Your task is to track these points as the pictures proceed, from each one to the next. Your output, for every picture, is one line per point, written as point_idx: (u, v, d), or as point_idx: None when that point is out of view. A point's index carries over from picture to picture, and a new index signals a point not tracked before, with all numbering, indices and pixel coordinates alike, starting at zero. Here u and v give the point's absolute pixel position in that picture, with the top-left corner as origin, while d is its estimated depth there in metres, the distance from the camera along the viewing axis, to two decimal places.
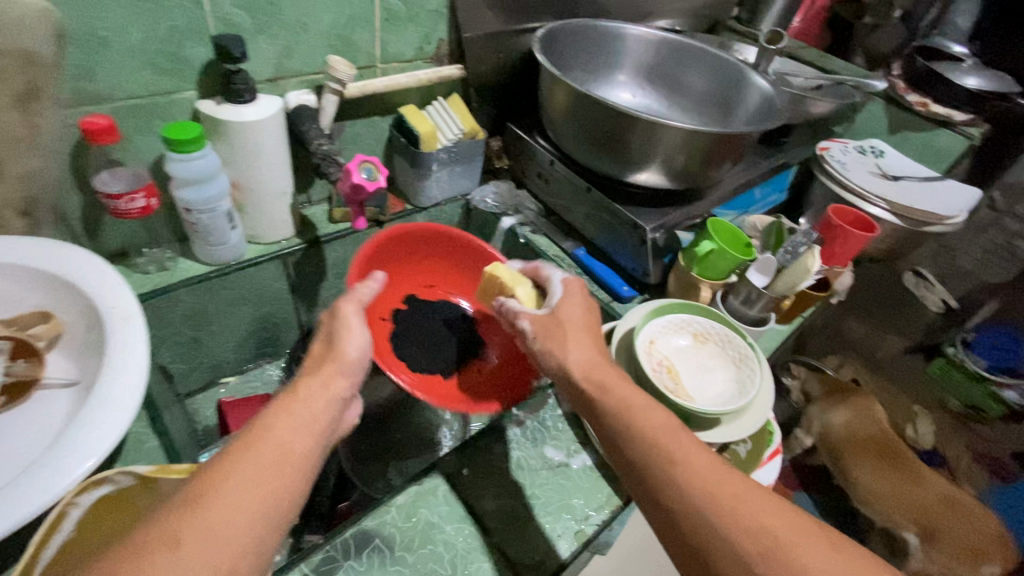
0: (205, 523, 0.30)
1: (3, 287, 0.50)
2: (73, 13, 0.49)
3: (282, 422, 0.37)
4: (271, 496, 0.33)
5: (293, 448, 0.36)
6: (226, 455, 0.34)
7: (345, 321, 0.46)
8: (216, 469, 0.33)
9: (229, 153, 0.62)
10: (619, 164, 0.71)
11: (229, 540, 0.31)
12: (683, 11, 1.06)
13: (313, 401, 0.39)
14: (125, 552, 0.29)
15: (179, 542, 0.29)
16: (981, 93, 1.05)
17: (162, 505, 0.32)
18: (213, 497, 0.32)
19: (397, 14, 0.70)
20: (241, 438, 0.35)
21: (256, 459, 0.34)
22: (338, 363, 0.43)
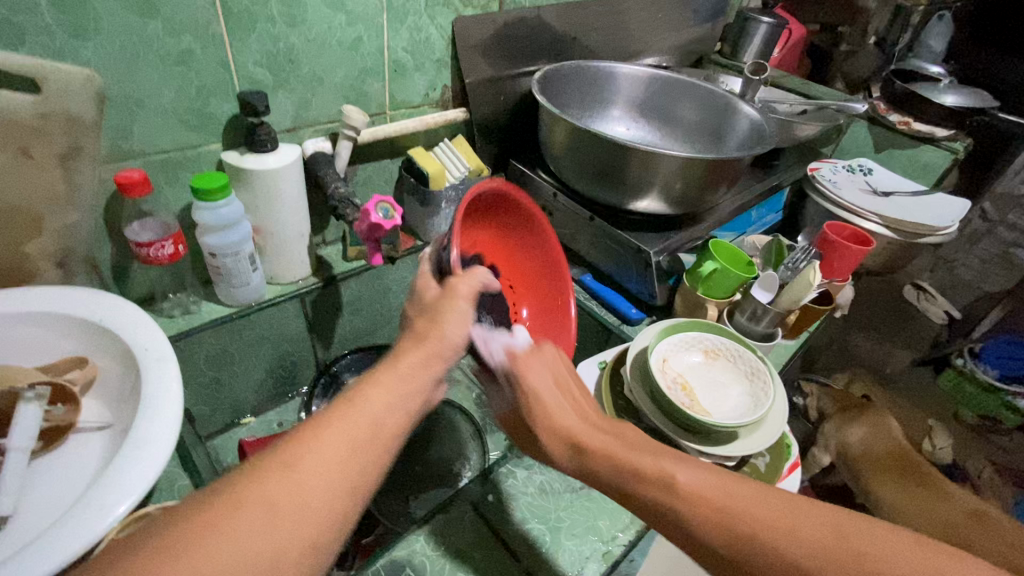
0: (297, 488, 0.31)
1: (42, 336, 0.52)
2: (113, 79, 0.53)
3: (375, 393, 0.39)
4: (360, 474, 0.34)
5: (386, 421, 0.38)
6: (321, 422, 0.35)
7: (456, 293, 0.48)
8: (311, 438, 0.34)
9: (251, 200, 0.65)
10: (620, 193, 0.75)
11: (320, 507, 0.32)
12: (669, 48, 1.13)
13: (414, 373, 0.42)
14: (220, 507, 0.29)
15: (273, 502, 0.30)
16: (958, 109, 1.10)
17: (255, 458, 0.33)
18: (306, 463, 0.33)
19: (404, 65, 0.75)
20: (336, 409, 0.37)
21: (350, 428, 0.36)
22: (441, 340, 0.45)
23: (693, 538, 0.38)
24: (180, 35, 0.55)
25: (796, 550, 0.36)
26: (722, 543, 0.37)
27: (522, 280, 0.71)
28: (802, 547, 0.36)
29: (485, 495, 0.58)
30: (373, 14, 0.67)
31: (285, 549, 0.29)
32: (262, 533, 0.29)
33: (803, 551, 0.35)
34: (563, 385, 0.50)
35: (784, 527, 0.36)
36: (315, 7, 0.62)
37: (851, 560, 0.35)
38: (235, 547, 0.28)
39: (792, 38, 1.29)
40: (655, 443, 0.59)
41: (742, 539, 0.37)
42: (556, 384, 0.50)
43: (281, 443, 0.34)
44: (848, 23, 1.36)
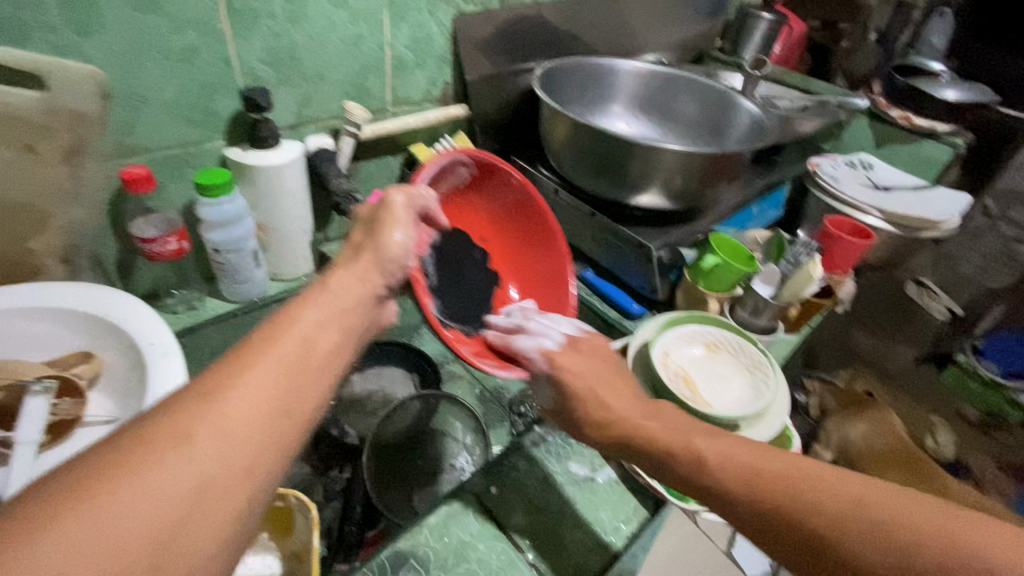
0: (221, 417, 0.28)
1: (48, 331, 0.53)
2: (118, 75, 0.54)
3: (305, 315, 0.36)
4: (291, 395, 0.31)
5: (316, 341, 0.35)
6: (243, 347, 0.32)
7: (393, 209, 0.50)
8: (231, 363, 0.31)
9: (254, 196, 0.65)
10: (620, 188, 0.75)
11: (249, 432, 0.29)
12: (669, 44, 1.13)
13: (342, 298, 0.40)
14: (130, 445, 0.26)
15: (194, 432, 0.27)
16: (959, 104, 1.11)
17: (170, 393, 0.29)
18: (229, 389, 0.29)
19: (406, 62, 0.75)
20: (260, 332, 0.34)
21: (280, 351, 0.33)
22: (377, 252, 0.47)
23: (730, 509, 0.41)
24: (184, 32, 0.55)
25: (820, 518, 0.37)
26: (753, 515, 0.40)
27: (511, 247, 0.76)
28: (826, 517, 0.37)
29: (488, 486, 0.58)
30: (374, 10, 0.67)
31: (211, 475, 0.27)
32: (183, 463, 0.26)
33: (823, 519, 0.37)
34: (610, 383, 0.51)
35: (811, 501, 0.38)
36: (316, 4, 0.62)
37: (876, 524, 0.36)
38: (150, 484, 0.25)
39: (792, 35, 1.30)
40: None
41: (767, 503, 0.39)
42: (603, 381, 0.51)
43: (200, 372, 0.30)
44: (849, 19, 1.32)
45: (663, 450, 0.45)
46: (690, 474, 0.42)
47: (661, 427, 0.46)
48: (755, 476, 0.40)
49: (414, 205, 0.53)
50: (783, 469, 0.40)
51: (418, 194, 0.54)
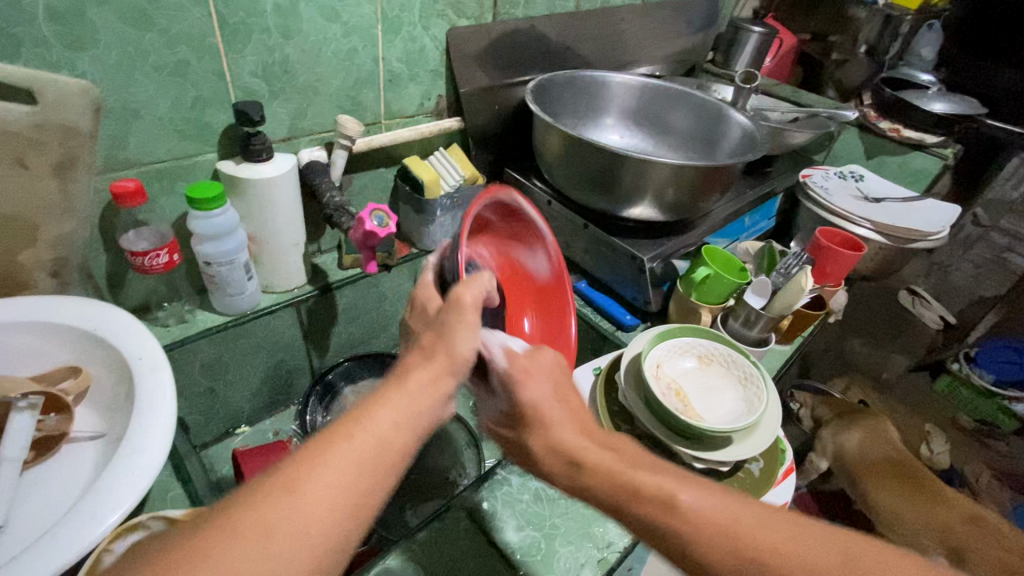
0: (297, 513, 0.30)
1: (36, 346, 0.52)
2: (110, 89, 0.54)
3: (384, 411, 0.36)
4: (364, 495, 0.32)
5: (395, 440, 0.35)
6: (330, 434, 0.34)
7: (456, 298, 0.42)
8: (315, 454, 0.32)
9: (247, 209, 0.65)
10: (613, 201, 0.75)
11: (320, 531, 0.30)
12: (662, 58, 1.14)
13: (425, 392, 0.38)
14: (216, 533, 0.28)
15: (274, 526, 0.29)
16: (948, 117, 1.11)
17: (259, 478, 0.31)
18: (306, 484, 0.31)
19: (399, 76, 0.75)
20: (347, 420, 0.35)
21: (357, 449, 0.33)
22: (449, 352, 0.40)
23: (694, 555, 0.37)
24: (177, 46, 0.56)
25: (798, 573, 0.35)
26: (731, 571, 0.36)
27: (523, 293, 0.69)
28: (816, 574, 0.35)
29: (480, 501, 0.58)
30: (367, 25, 0.68)
31: None
32: (256, 564, 0.28)
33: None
34: (563, 394, 0.47)
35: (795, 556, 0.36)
36: (310, 19, 0.63)
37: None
38: None
39: (783, 47, 1.32)
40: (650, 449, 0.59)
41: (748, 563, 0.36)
42: (558, 392, 0.47)
43: (286, 459, 0.32)
44: (840, 32, 1.36)
45: (628, 490, 0.39)
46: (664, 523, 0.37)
47: (618, 457, 0.41)
48: (740, 531, 0.37)
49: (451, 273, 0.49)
50: (765, 521, 0.37)
51: (453, 266, 0.49)
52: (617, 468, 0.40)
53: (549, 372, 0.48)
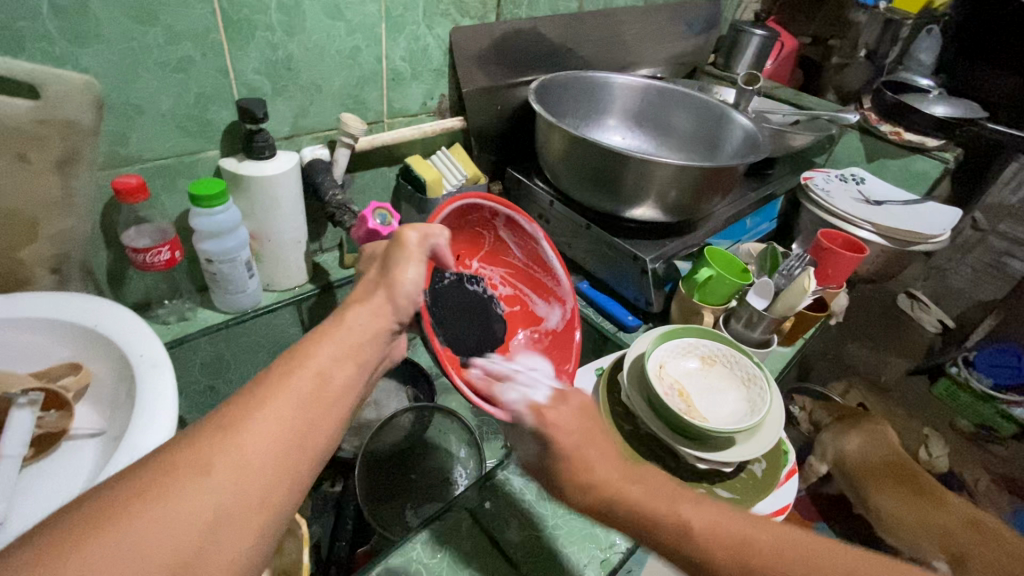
0: (240, 449, 0.30)
1: (35, 341, 0.52)
2: (112, 85, 0.54)
3: (321, 348, 0.37)
4: (307, 429, 0.33)
5: (332, 377, 0.36)
6: (266, 375, 0.34)
7: (408, 249, 0.48)
8: (251, 395, 0.32)
9: (249, 206, 0.65)
10: (616, 201, 0.75)
11: (264, 463, 0.30)
12: (663, 59, 1.15)
13: (359, 328, 0.40)
14: (158, 472, 0.28)
15: (217, 459, 0.29)
16: (949, 120, 1.12)
17: (195, 421, 0.31)
18: (247, 421, 0.31)
19: (402, 74, 0.75)
20: (284, 362, 0.35)
21: (296, 388, 0.34)
22: (389, 292, 0.45)
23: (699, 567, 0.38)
24: (181, 43, 0.55)
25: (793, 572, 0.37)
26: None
27: (528, 287, 0.69)
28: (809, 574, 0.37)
29: (482, 502, 0.58)
30: (371, 24, 0.68)
31: (229, 507, 0.28)
32: (204, 495, 0.27)
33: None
34: (592, 433, 0.45)
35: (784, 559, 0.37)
36: (314, 17, 0.63)
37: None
38: (175, 510, 0.26)
39: (784, 50, 1.32)
40: (653, 449, 0.59)
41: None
42: (587, 434, 0.45)
43: (225, 402, 0.32)
44: (840, 36, 1.37)
45: (643, 517, 0.40)
46: (678, 548, 0.39)
47: (641, 489, 0.42)
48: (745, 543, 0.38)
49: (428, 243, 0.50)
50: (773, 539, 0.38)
51: (435, 232, 0.51)
52: (624, 489, 0.41)
53: (578, 421, 0.46)
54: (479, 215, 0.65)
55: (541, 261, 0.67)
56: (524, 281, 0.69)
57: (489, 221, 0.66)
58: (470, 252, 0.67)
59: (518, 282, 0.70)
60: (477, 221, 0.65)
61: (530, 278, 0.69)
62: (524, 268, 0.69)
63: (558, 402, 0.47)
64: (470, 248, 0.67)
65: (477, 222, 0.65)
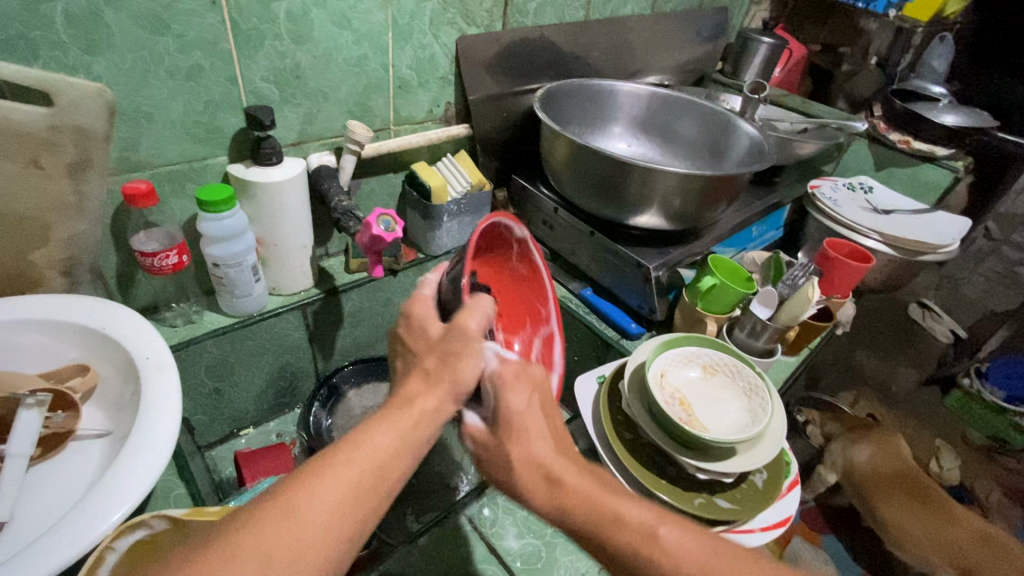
0: (297, 538, 0.31)
1: (44, 343, 0.53)
2: (123, 93, 0.55)
3: (382, 435, 0.37)
4: (360, 518, 0.34)
5: (392, 467, 0.36)
6: (330, 460, 0.35)
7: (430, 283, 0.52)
8: (313, 481, 0.33)
9: (255, 212, 0.66)
10: (620, 209, 0.75)
11: (317, 557, 0.31)
12: (670, 67, 1.15)
13: (424, 416, 0.40)
14: (217, 557, 0.28)
15: (275, 548, 0.30)
16: (960, 129, 1.07)
17: (260, 500, 0.32)
18: (309, 509, 0.32)
19: (409, 82, 0.76)
20: (348, 446, 0.36)
21: (355, 477, 0.34)
22: (457, 380, 0.43)
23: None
24: (191, 52, 0.57)
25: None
26: None
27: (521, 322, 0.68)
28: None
29: (480, 508, 0.58)
30: (378, 32, 0.69)
31: None
32: None
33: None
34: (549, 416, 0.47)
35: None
36: (321, 26, 0.64)
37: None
38: None
39: (793, 58, 1.32)
40: (652, 458, 0.59)
41: None
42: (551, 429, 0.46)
43: (290, 484, 0.33)
44: (849, 44, 1.36)
45: (609, 520, 0.40)
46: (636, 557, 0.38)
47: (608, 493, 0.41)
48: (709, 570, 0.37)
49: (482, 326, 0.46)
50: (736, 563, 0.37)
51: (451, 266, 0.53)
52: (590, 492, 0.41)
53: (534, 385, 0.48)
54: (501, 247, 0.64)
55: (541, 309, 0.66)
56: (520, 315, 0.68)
57: (543, 293, 0.65)
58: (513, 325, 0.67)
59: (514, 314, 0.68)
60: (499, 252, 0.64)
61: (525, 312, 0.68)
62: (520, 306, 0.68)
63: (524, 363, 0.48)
64: (513, 315, 0.67)
65: (534, 293, 0.66)
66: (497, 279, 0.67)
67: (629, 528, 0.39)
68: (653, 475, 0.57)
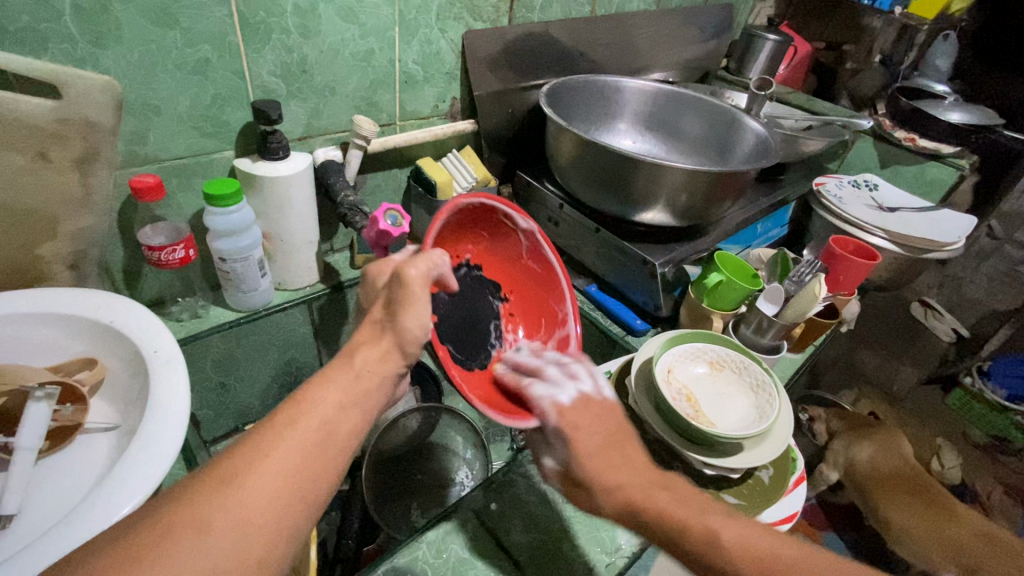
0: (238, 503, 0.30)
1: (51, 336, 0.53)
2: (131, 86, 0.55)
3: (326, 392, 0.37)
4: (309, 481, 0.33)
5: (337, 426, 0.35)
6: (269, 427, 0.34)
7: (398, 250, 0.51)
8: (252, 449, 0.32)
9: (262, 206, 0.66)
10: (626, 206, 0.75)
11: (262, 522, 0.30)
12: (675, 63, 1.15)
13: (370, 372, 0.39)
14: (150, 532, 0.28)
15: (216, 513, 0.29)
16: (964, 128, 1.11)
17: (198, 471, 0.32)
18: (250, 475, 0.31)
19: (415, 77, 0.76)
20: (289, 410, 0.35)
21: (299, 440, 0.34)
22: (397, 335, 0.41)
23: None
24: (198, 45, 0.56)
25: None
26: None
27: (533, 319, 0.67)
28: None
29: (488, 503, 0.58)
30: (384, 27, 0.68)
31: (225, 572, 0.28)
32: (196, 558, 0.28)
33: None
34: (617, 442, 0.45)
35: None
36: (328, 20, 0.63)
37: None
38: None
39: (797, 55, 1.32)
40: (660, 454, 0.59)
41: None
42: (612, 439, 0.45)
43: (227, 454, 0.32)
44: (853, 42, 1.36)
45: (677, 527, 0.40)
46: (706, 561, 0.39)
47: (670, 496, 0.42)
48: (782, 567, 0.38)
49: (430, 277, 0.45)
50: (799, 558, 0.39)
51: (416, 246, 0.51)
52: (648, 494, 0.42)
53: (603, 420, 0.46)
54: (501, 232, 0.65)
55: (556, 298, 0.65)
56: (531, 312, 0.67)
57: (558, 290, 0.65)
58: (527, 325, 0.66)
59: (525, 313, 0.67)
60: (505, 240, 0.65)
61: (535, 308, 0.67)
62: (533, 305, 0.67)
63: (584, 400, 0.47)
64: (528, 314, 0.67)
65: (549, 290, 0.66)
66: (517, 280, 0.67)
67: (694, 534, 0.40)
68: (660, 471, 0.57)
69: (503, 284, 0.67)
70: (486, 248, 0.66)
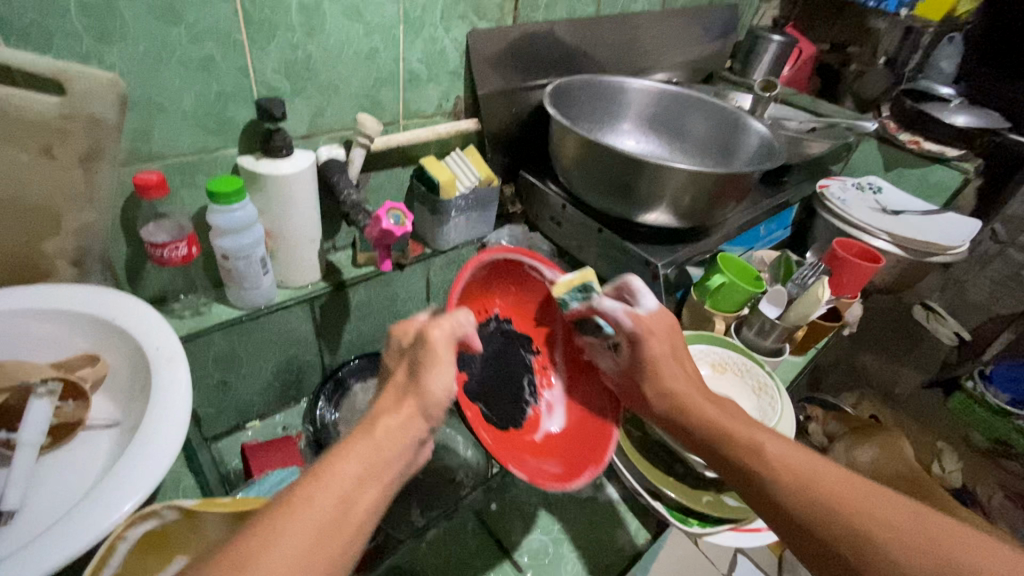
0: None
1: (53, 333, 0.53)
2: (136, 83, 0.55)
3: (346, 464, 0.37)
4: (324, 562, 0.33)
5: (355, 502, 0.36)
6: (291, 499, 0.34)
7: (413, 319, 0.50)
8: (268, 527, 0.33)
9: (265, 204, 0.66)
10: (630, 207, 0.75)
11: None
12: (679, 64, 1.15)
13: (391, 441, 0.40)
14: None
15: None
16: (970, 130, 1.08)
17: (215, 550, 0.31)
18: (264, 556, 0.31)
19: (419, 76, 0.76)
20: (308, 482, 0.36)
21: (312, 516, 0.34)
22: (420, 399, 0.42)
23: (776, 498, 0.45)
24: (203, 42, 0.56)
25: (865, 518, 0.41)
26: (808, 515, 0.43)
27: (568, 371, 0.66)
28: (888, 531, 0.40)
29: None
30: (389, 25, 0.68)
31: None
32: None
33: (877, 523, 0.41)
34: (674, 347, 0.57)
35: (867, 508, 0.41)
36: (334, 19, 0.63)
37: (928, 547, 0.39)
38: None
39: (801, 57, 1.31)
40: (660, 455, 0.60)
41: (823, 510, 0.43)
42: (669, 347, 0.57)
43: (243, 531, 0.32)
44: (859, 43, 1.34)
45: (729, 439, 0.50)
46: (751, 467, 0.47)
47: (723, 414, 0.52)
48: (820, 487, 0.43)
49: (454, 337, 0.46)
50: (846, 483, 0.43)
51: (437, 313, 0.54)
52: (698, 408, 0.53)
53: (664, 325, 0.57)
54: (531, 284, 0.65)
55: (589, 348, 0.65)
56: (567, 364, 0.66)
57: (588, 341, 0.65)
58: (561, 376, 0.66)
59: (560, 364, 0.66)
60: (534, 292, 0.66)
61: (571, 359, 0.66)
62: (567, 357, 0.66)
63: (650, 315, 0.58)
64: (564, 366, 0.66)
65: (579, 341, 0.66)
66: (549, 333, 0.67)
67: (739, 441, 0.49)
68: (661, 472, 0.59)
69: (534, 337, 0.67)
70: (513, 301, 0.66)
